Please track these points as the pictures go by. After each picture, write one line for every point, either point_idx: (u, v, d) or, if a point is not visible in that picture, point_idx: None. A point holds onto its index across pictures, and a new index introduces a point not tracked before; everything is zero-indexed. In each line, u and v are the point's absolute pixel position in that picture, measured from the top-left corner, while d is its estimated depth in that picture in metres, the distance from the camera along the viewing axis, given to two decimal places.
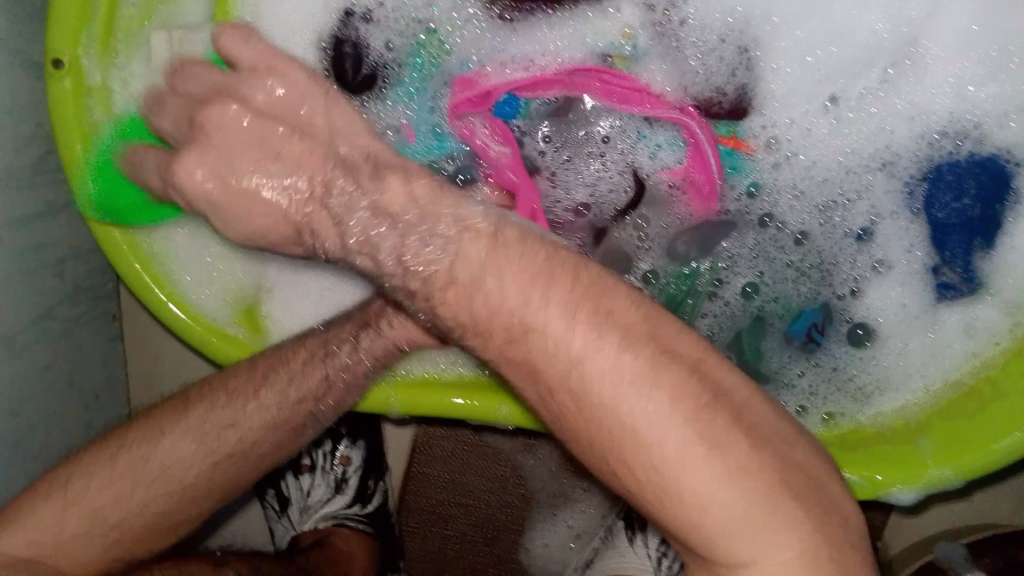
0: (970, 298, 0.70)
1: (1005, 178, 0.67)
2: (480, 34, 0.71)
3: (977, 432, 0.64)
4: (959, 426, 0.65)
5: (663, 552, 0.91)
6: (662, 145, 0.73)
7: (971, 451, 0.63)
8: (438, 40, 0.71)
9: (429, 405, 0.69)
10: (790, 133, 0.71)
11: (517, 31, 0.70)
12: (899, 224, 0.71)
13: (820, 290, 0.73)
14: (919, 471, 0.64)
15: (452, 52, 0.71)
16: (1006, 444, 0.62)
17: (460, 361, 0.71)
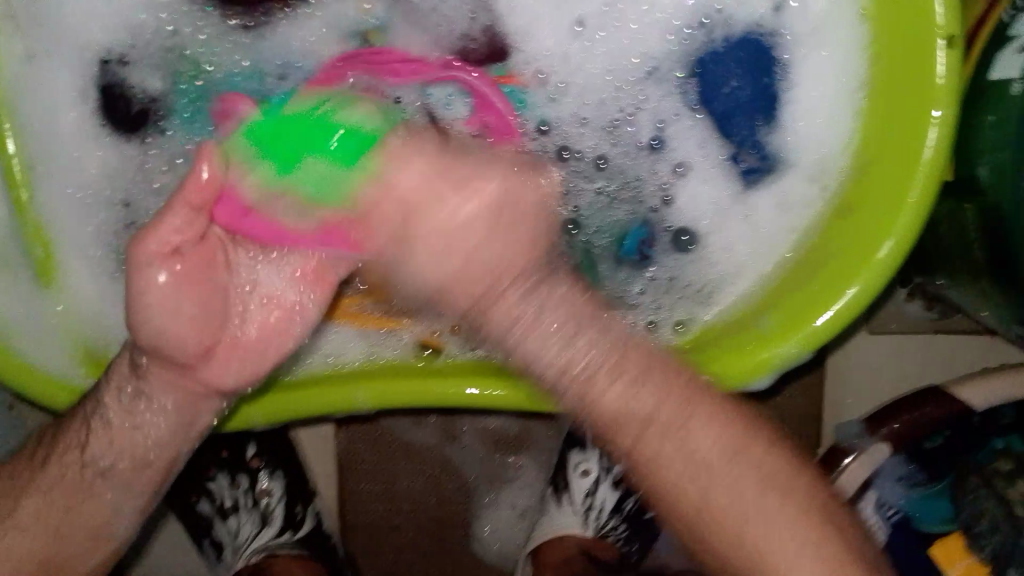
0: (774, 174, 0.71)
1: (765, 50, 0.69)
2: (231, 47, 0.72)
3: (814, 295, 0.65)
4: (796, 296, 0.66)
5: (590, 504, 0.92)
6: (451, 98, 0.72)
7: (808, 318, 0.64)
8: (193, 62, 0.72)
9: (297, 403, 0.73)
10: (553, 62, 0.72)
11: (264, 36, 0.71)
12: (685, 124, 0.72)
13: (636, 209, 0.75)
14: (764, 350, 0.64)
15: (212, 71, 0.72)
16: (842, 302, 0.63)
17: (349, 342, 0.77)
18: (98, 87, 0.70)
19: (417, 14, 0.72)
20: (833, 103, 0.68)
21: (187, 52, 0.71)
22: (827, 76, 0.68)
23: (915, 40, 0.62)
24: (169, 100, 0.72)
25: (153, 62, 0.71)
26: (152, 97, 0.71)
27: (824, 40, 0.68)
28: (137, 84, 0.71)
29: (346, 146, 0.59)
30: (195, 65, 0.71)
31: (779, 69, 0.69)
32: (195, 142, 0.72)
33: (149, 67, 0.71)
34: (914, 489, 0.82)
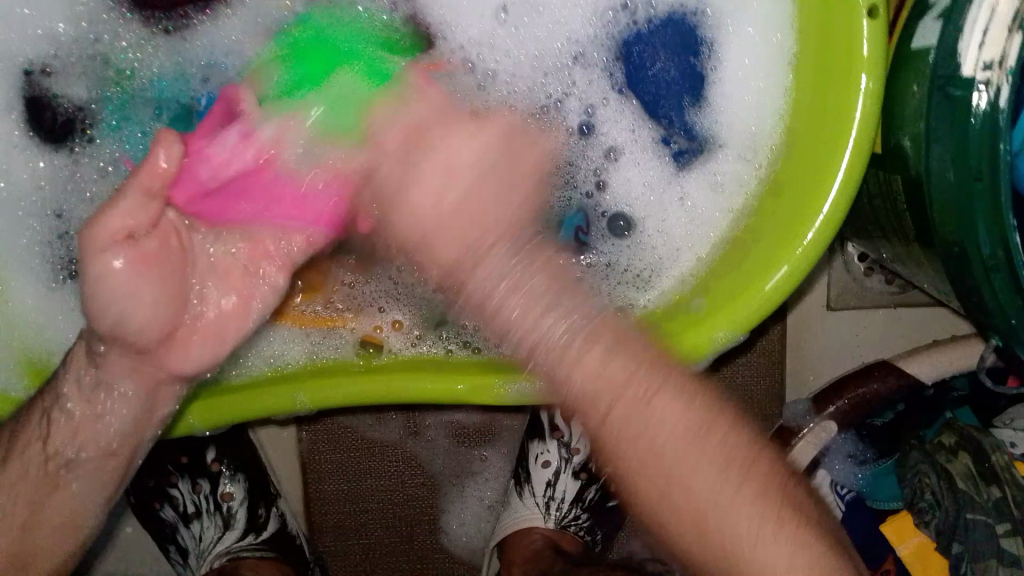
0: (705, 155, 0.71)
1: (689, 30, 0.69)
2: (155, 52, 0.72)
3: (750, 277, 0.63)
4: (731, 279, 0.65)
5: (550, 495, 0.93)
6: None
7: (745, 300, 0.63)
8: (118, 69, 0.72)
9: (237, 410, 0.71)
10: (479, 50, 0.71)
11: (186, 39, 0.71)
12: (614, 108, 0.72)
13: (569, 195, 0.74)
14: (704, 333, 0.63)
15: (138, 76, 0.72)
16: (775, 284, 0.62)
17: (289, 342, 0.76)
18: (26, 99, 0.70)
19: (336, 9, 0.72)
20: (762, 81, 0.68)
21: (111, 59, 0.71)
22: (751, 53, 0.68)
23: (843, 8, 0.60)
24: (93, 107, 0.72)
25: (76, 71, 0.71)
26: (81, 106, 0.71)
27: (748, 16, 0.67)
28: (60, 94, 0.71)
29: (302, 68, 0.67)
30: (121, 72, 0.71)
31: (705, 48, 0.69)
32: (126, 149, 0.72)
33: (73, 76, 0.71)
34: (865, 467, 0.83)
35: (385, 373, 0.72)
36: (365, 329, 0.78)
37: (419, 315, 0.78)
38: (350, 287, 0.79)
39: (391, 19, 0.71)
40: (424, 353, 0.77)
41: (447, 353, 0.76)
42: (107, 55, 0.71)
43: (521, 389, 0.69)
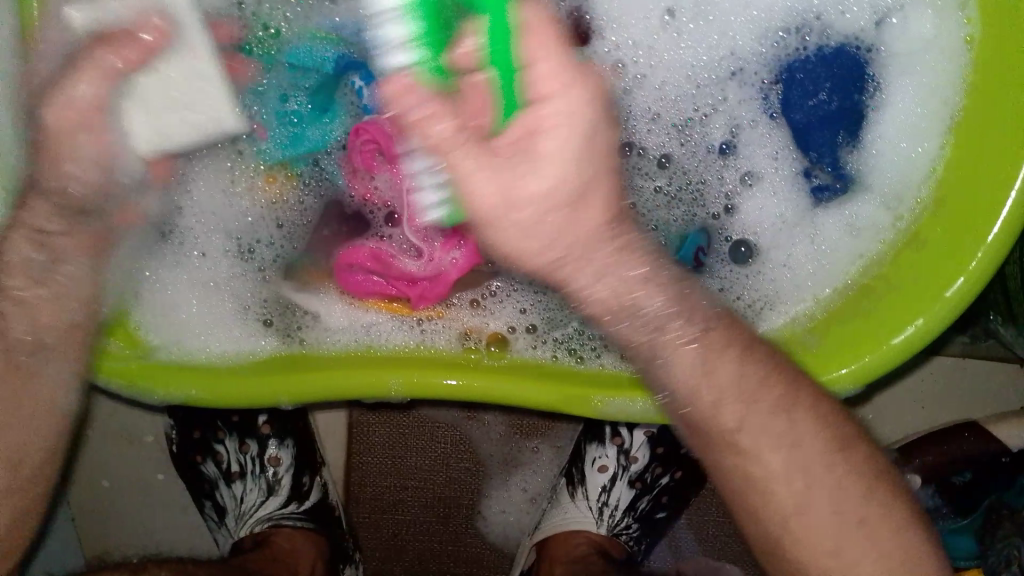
0: (845, 196, 0.69)
1: (860, 66, 0.68)
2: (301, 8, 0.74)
3: (872, 326, 0.63)
4: (852, 328, 0.64)
5: (605, 500, 0.92)
6: None
7: (859, 348, 0.62)
8: (263, 24, 0.74)
9: (316, 385, 0.67)
10: (635, 54, 0.71)
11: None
12: (760, 131, 0.72)
13: (695, 213, 0.73)
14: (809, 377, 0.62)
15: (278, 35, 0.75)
16: (902, 338, 0.61)
17: (373, 328, 0.73)
18: None
19: None
20: (920, 128, 0.66)
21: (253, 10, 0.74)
22: (922, 96, 0.66)
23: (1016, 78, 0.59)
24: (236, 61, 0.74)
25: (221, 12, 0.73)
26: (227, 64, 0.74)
27: (922, 65, 0.66)
28: None
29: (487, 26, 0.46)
30: (265, 29, 0.74)
31: (871, 87, 0.68)
32: (262, 117, 0.75)
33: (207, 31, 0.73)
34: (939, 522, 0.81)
35: (506, 372, 0.69)
36: (494, 327, 0.75)
37: (543, 315, 0.75)
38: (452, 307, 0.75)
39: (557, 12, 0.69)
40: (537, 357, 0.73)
41: (553, 359, 0.72)
42: (256, 11, 0.74)
43: (622, 403, 0.68)
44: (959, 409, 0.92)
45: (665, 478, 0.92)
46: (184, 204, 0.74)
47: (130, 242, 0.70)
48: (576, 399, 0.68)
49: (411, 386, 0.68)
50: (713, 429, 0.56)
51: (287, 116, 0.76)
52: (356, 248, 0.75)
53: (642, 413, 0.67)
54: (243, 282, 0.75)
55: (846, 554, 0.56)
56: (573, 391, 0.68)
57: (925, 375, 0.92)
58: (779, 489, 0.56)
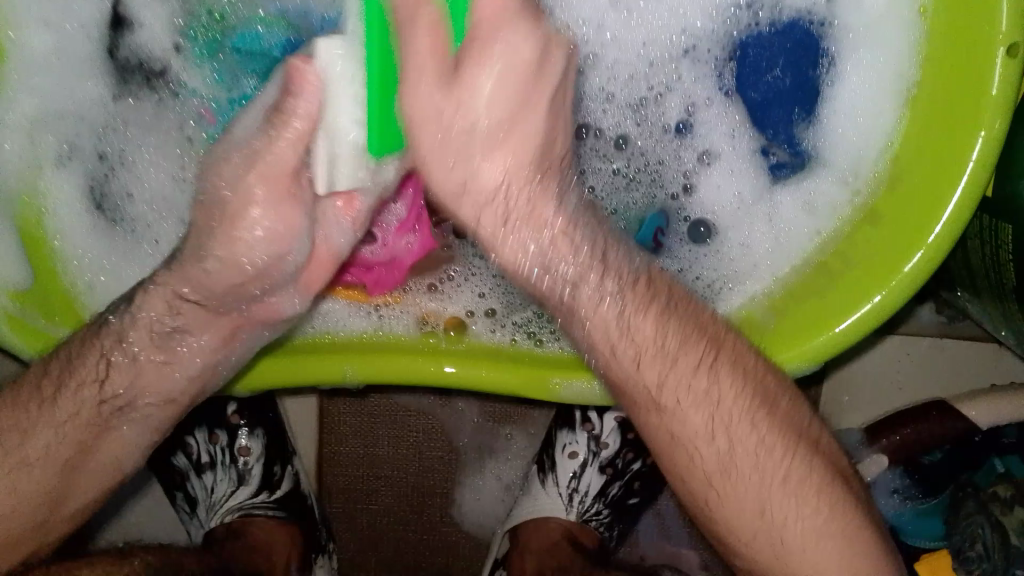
0: (803, 172, 0.69)
1: (813, 40, 0.67)
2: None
3: (827, 304, 0.62)
4: (808, 305, 0.63)
5: (575, 487, 0.91)
6: None
7: (816, 328, 0.61)
8: (209, 9, 0.69)
9: (273, 377, 0.68)
10: (588, 33, 0.71)
11: None
12: (714, 110, 0.72)
13: (654, 193, 0.73)
14: (767, 355, 0.62)
15: (223, 18, 0.69)
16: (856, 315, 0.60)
17: (332, 314, 0.74)
18: (132, 57, 0.69)
19: None
20: (877, 104, 0.65)
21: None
22: (875, 69, 0.65)
23: (976, 50, 0.58)
24: (180, 53, 0.70)
25: (166, 5, 0.69)
26: (167, 57, 0.70)
27: (877, 37, 0.65)
28: (149, 44, 0.70)
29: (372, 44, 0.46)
30: (210, 13, 0.69)
31: (826, 62, 0.67)
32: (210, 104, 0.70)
33: (152, 20, 0.69)
34: (905, 504, 0.81)
35: (465, 360, 0.69)
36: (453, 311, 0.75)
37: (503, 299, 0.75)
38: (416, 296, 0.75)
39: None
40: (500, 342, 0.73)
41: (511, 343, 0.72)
42: None
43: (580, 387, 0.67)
44: (932, 391, 0.91)
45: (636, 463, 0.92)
46: (115, 173, 0.70)
47: (60, 217, 0.68)
48: (536, 384, 0.68)
49: (371, 372, 0.68)
50: (679, 419, 0.55)
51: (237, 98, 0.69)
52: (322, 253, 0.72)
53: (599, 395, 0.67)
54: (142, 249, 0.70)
55: (809, 535, 0.55)
56: (530, 375, 0.68)
57: (897, 355, 0.91)
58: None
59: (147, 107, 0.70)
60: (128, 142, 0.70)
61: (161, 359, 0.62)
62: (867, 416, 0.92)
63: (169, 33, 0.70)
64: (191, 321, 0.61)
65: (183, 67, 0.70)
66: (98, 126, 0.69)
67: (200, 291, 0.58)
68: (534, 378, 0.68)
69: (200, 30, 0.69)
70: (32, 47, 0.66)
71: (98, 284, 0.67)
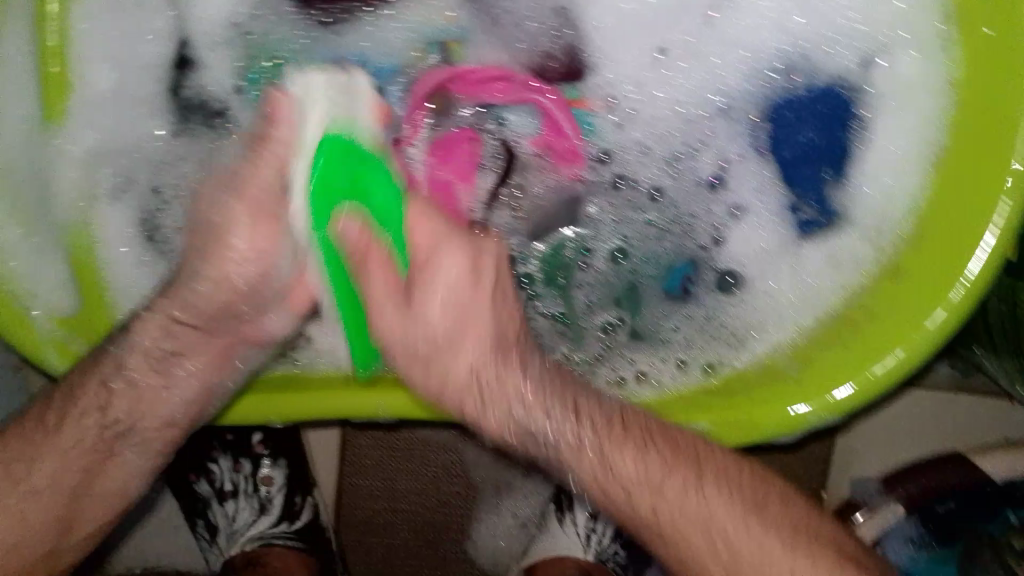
0: (830, 229, 0.72)
1: (845, 106, 0.71)
2: (307, 43, 0.74)
3: (852, 357, 0.64)
4: (834, 358, 0.65)
5: (592, 527, 0.93)
6: (516, 119, 0.76)
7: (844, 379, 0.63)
8: (270, 55, 0.74)
9: (304, 406, 0.67)
10: (627, 90, 0.75)
11: (342, 34, 0.74)
12: (747, 165, 0.75)
13: (684, 244, 0.76)
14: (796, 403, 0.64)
15: (283, 63, 0.74)
16: (879, 369, 0.63)
17: None
18: (193, 94, 0.74)
19: (498, 27, 0.75)
20: (903, 168, 0.68)
21: (265, 44, 0.74)
22: (903, 134, 0.68)
23: (1000, 121, 0.61)
24: (240, 93, 0.74)
25: (230, 48, 0.74)
26: (227, 97, 0.74)
27: (907, 104, 0.68)
28: (210, 84, 0.74)
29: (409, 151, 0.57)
30: (271, 58, 0.74)
31: (856, 126, 0.71)
32: None
33: (217, 63, 0.74)
34: (921, 553, 0.83)
35: None
36: None
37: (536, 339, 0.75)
38: None
39: (549, 47, 0.75)
40: None
41: None
42: (262, 40, 0.74)
43: None
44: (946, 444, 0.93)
45: None
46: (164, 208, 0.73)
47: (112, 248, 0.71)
48: None
49: (409, 403, 0.67)
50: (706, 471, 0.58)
51: None
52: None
53: None
54: None
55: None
56: None
57: (913, 404, 0.93)
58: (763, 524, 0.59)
59: (203, 141, 0.73)
60: (182, 177, 0.73)
61: (169, 378, 0.65)
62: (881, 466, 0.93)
63: (232, 76, 0.74)
64: (186, 341, 0.64)
65: (241, 107, 0.74)
66: (154, 160, 0.73)
67: (196, 313, 0.63)
68: None
69: (264, 72, 0.74)
70: (96, 83, 0.70)
71: (142, 316, 0.70)
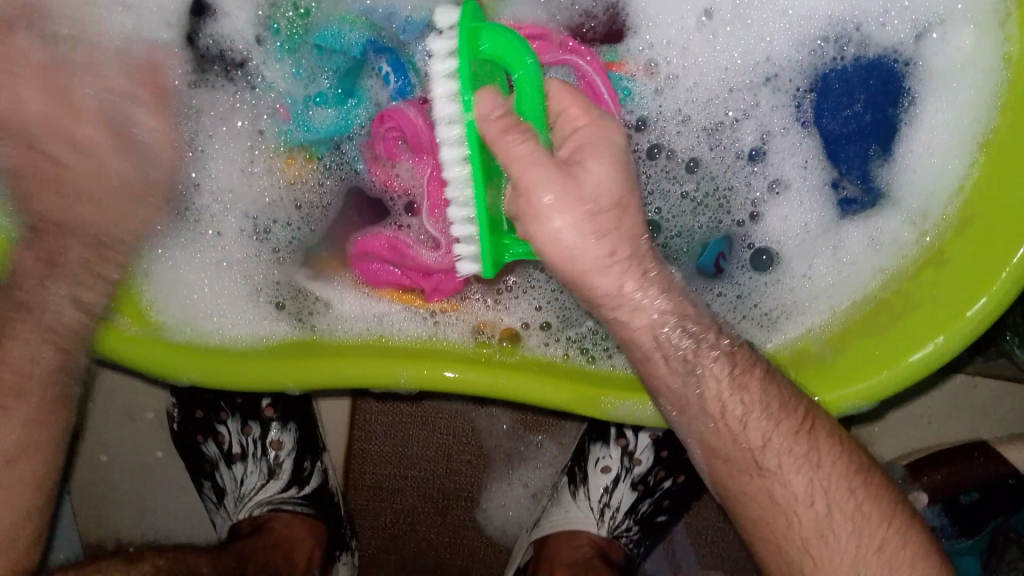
0: (872, 209, 0.69)
1: (895, 79, 0.68)
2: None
3: (895, 344, 0.62)
4: (874, 343, 0.62)
5: (606, 502, 0.91)
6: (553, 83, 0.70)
7: (885, 368, 0.61)
8: (293, 4, 0.70)
9: (324, 374, 0.65)
10: (669, 54, 0.71)
11: None
12: (791, 138, 0.71)
13: (720, 219, 0.73)
14: (832, 388, 0.62)
15: (307, 13, 0.70)
16: (920, 356, 0.60)
17: (392, 312, 0.72)
18: (211, 45, 0.70)
19: None
20: (953, 147, 0.65)
21: None
22: (957, 112, 0.65)
23: None
24: (261, 45, 0.71)
25: None
26: (247, 49, 0.71)
27: (961, 81, 0.64)
28: (229, 34, 0.70)
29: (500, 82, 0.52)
30: (294, 8, 0.70)
31: (906, 101, 0.68)
32: (286, 100, 0.71)
33: (236, 10, 0.70)
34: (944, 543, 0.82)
35: (521, 371, 0.68)
36: (509, 322, 0.74)
37: (558, 312, 0.74)
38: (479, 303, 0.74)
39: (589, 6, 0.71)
40: (556, 356, 0.72)
41: (564, 357, 0.72)
42: None
43: (632, 407, 0.67)
44: (970, 430, 0.91)
45: (667, 482, 0.92)
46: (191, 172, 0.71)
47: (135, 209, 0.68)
48: (598, 397, 0.67)
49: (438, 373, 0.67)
50: None
51: (313, 94, 0.72)
52: (375, 235, 0.71)
53: (651, 416, 0.68)
54: (259, 263, 0.71)
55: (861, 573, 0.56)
56: (587, 391, 0.68)
57: (939, 389, 0.91)
58: (793, 513, 0.58)
59: (223, 96, 0.71)
60: (199, 133, 0.71)
61: None
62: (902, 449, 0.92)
63: (252, 24, 0.70)
64: None
65: (263, 61, 0.71)
66: (169, 114, 0.70)
67: None
68: (592, 392, 0.68)
69: (287, 22, 0.70)
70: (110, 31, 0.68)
71: (157, 268, 0.68)
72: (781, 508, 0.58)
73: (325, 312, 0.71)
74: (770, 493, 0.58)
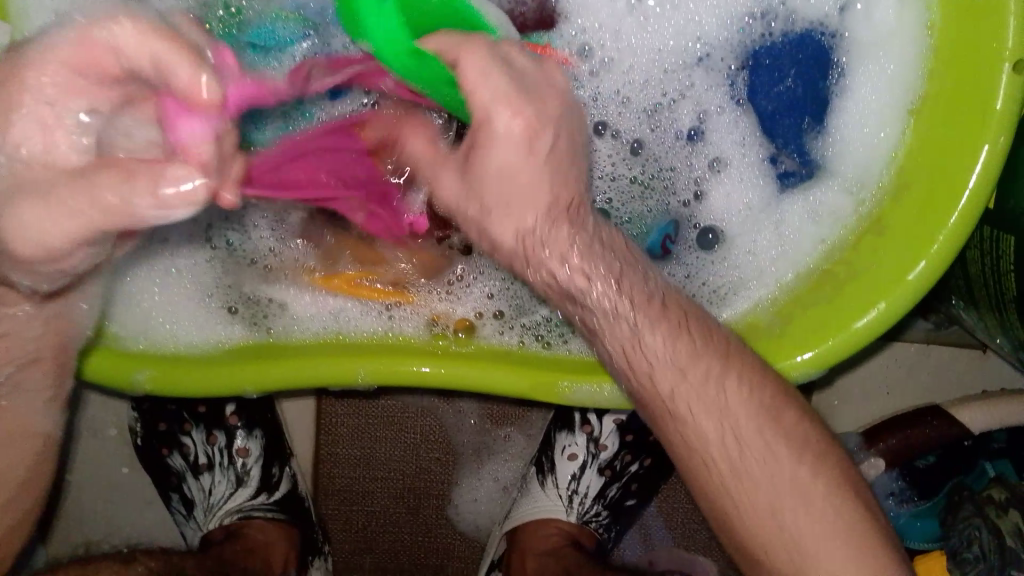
0: (811, 182, 0.71)
1: (825, 53, 0.69)
2: None
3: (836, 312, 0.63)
4: (816, 311, 0.64)
5: (574, 489, 0.92)
6: None
7: (831, 334, 0.62)
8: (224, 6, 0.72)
9: (279, 375, 0.67)
10: (602, 37, 0.73)
11: None
12: (726, 117, 0.73)
13: (665, 201, 0.74)
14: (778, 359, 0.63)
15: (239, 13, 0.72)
16: (864, 322, 0.62)
17: (347, 308, 0.74)
18: None
19: None
20: (885, 116, 0.67)
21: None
22: (885, 81, 0.67)
23: (985, 57, 0.59)
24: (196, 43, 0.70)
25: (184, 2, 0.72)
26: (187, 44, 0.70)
27: (887, 51, 0.66)
28: None
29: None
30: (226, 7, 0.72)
31: (836, 73, 0.69)
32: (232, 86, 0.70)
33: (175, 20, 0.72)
34: (903, 508, 0.84)
35: (475, 361, 0.69)
36: (461, 314, 0.75)
37: (509, 301, 0.76)
38: (431, 292, 0.76)
39: None
40: (512, 344, 0.73)
41: (519, 344, 0.73)
42: None
43: (589, 390, 0.68)
44: (930, 397, 0.93)
45: (634, 465, 0.93)
46: None
47: None
48: (556, 380, 0.68)
49: (395, 369, 0.68)
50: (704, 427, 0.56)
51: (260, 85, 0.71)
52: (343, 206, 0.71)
53: (610, 399, 0.68)
54: (211, 270, 0.74)
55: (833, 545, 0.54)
56: (543, 376, 0.68)
57: (893, 356, 0.93)
58: (766, 502, 0.55)
59: None
60: None
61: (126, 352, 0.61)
62: (863, 419, 0.94)
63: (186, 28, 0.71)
64: None
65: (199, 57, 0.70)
66: None
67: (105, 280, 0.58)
68: (547, 378, 0.68)
69: (218, 20, 0.72)
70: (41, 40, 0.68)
71: None
72: (752, 502, 0.56)
73: (281, 314, 0.73)
74: (737, 480, 0.56)
